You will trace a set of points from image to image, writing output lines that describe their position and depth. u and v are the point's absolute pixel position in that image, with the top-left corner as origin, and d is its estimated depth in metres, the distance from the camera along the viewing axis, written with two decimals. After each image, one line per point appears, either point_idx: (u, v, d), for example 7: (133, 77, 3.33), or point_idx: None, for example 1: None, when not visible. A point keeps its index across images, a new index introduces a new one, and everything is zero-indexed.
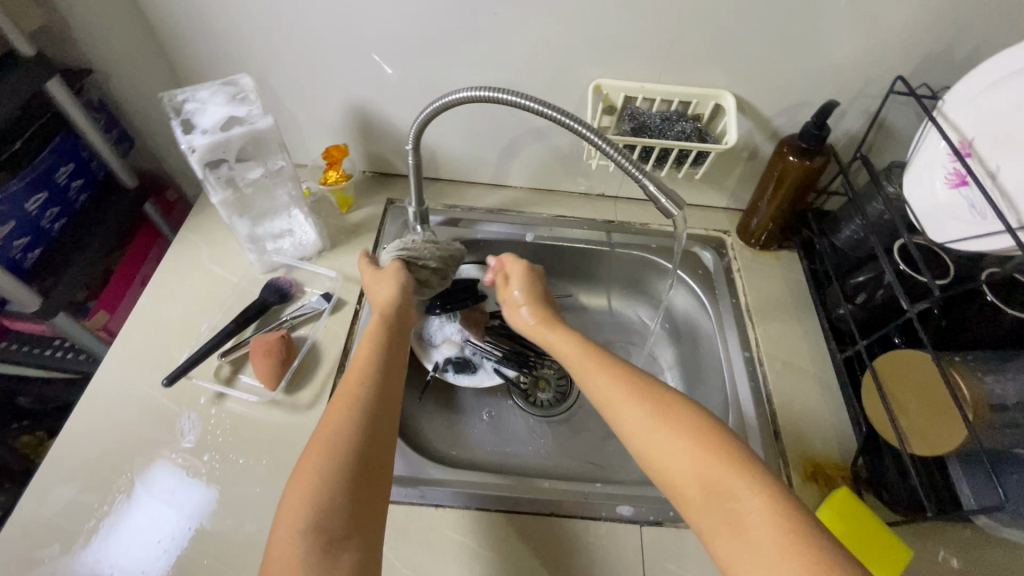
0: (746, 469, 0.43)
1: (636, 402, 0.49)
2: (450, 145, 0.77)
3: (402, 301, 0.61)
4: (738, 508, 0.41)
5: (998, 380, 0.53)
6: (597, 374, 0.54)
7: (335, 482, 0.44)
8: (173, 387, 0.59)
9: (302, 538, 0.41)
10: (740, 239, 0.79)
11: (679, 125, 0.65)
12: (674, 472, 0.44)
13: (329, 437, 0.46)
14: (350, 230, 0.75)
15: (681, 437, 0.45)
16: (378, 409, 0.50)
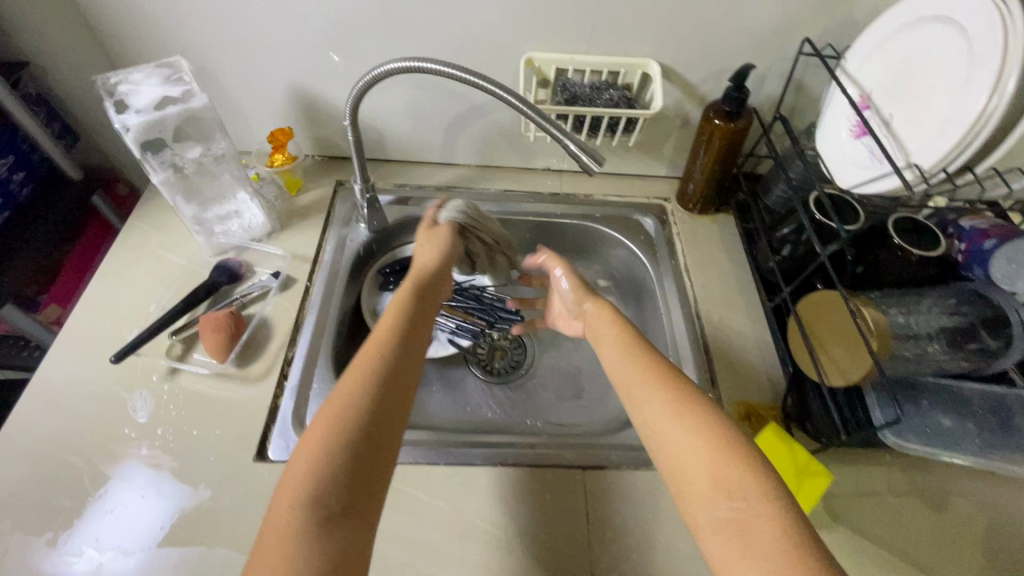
0: (757, 475, 0.41)
1: (660, 389, 0.49)
2: (394, 126, 0.79)
3: (430, 278, 0.61)
4: (742, 513, 0.39)
5: (903, 313, 0.58)
6: (632, 362, 0.52)
7: (332, 461, 0.42)
8: (124, 369, 0.60)
9: (300, 513, 0.40)
10: (679, 206, 0.83)
11: (607, 94, 0.68)
12: (689, 467, 0.44)
13: (336, 412, 0.45)
14: (300, 213, 0.77)
15: (702, 437, 0.44)
16: (394, 391, 0.48)
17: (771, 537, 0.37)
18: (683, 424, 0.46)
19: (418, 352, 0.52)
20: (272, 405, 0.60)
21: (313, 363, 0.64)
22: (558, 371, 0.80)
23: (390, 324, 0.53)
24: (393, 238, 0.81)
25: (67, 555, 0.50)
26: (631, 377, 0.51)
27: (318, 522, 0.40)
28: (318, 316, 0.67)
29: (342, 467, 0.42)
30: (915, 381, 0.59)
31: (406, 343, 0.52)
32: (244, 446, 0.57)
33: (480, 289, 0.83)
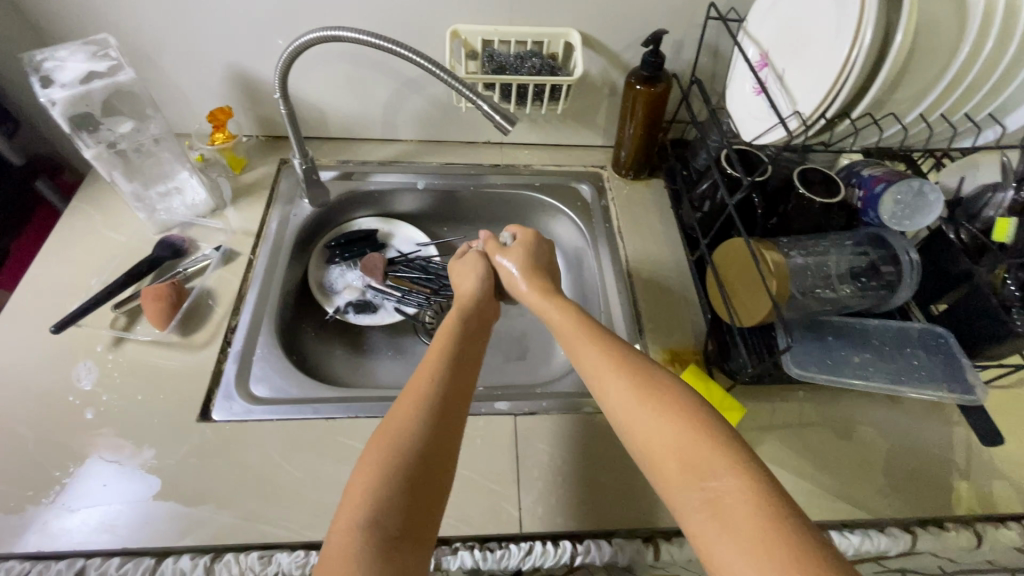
0: (731, 450, 0.41)
1: (628, 378, 0.49)
2: (333, 102, 0.81)
3: (474, 306, 0.65)
4: (715, 487, 0.40)
5: (800, 255, 0.63)
6: (588, 344, 0.54)
7: (388, 479, 0.44)
8: (68, 341, 0.62)
9: (360, 532, 0.40)
10: (615, 172, 0.87)
11: (531, 61, 0.71)
12: (659, 448, 0.44)
13: (393, 434, 0.47)
14: (244, 190, 0.79)
15: (673, 417, 0.44)
16: (449, 419, 0.50)
17: (747, 512, 0.38)
18: (651, 412, 0.45)
19: (469, 379, 0.55)
20: (215, 369, 0.63)
21: (255, 329, 0.66)
22: (504, 334, 0.83)
23: (440, 351, 0.56)
24: (340, 214, 0.85)
25: (14, 512, 0.52)
26: (596, 365, 0.51)
27: (378, 543, 0.40)
28: (261, 287, 0.70)
29: (396, 485, 0.43)
30: (821, 319, 0.64)
31: (456, 370, 0.54)
32: (186, 407, 0.59)
33: (426, 258, 0.85)
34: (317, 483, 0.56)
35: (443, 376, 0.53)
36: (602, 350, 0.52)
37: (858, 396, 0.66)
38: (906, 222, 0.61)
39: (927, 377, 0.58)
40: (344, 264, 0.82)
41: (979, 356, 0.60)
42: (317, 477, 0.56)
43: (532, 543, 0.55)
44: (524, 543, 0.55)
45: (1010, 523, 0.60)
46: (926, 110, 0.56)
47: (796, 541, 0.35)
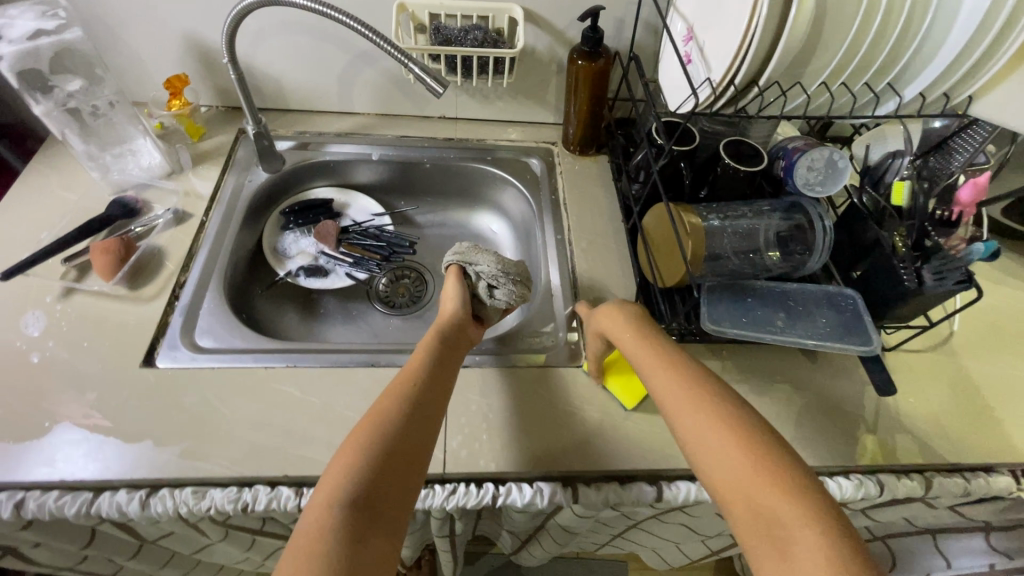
0: (798, 502, 0.42)
1: (705, 400, 0.50)
2: (289, 74, 0.84)
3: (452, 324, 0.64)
4: (784, 535, 0.41)
5: (719, 220, 0.68)
6: (668, 367, 0.54)
7: (369, 479, 0.45)
8: (19, 292, 0.65)
9: (332, 516, 0.42)
10: (565, 148, 0.90)
11: (475, 35, 0.74)
12: (728, 478, 0.45)
13: (378, 432, 0.48)
14: (199, 156, 0.81)
15: (746, 452, 0.45)
16: (426, 414, 0.52)
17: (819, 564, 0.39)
18: (727, 444, 0.46)
19: (441, 381, 0.56)
20: (160, 321, 0.65)
21: (203, 286, 0.69)
22: None
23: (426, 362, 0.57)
24: (296, 183, 0.87)
25: None
26: (674, 383, 0.52)
27: (347, 534, 0.42)
28: (212, 247, 0.72)
29: (374, 484, 0.45)
30: (741, 282, 0.67)
31: (430, 375, 0.56)
32: (130, 354, 0.62)
33: (381, 229, 0.89)
34: (252, 426, 0.58)
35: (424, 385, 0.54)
36: (682, 375, 0.53)
37: (778, 357, 0.70)
38: (818, 188, 0.66)
39: (834, 337, 0.61)
40: (298, 230, 0.85)
41: (885, 316, 0.64)
42: (254, 419, 0.59)
43: (456, 484, 0.58)
44: (448, 484, 0.58)
45: (911, 472, 0.64)
46: (828, 78, 0.59)
47: None
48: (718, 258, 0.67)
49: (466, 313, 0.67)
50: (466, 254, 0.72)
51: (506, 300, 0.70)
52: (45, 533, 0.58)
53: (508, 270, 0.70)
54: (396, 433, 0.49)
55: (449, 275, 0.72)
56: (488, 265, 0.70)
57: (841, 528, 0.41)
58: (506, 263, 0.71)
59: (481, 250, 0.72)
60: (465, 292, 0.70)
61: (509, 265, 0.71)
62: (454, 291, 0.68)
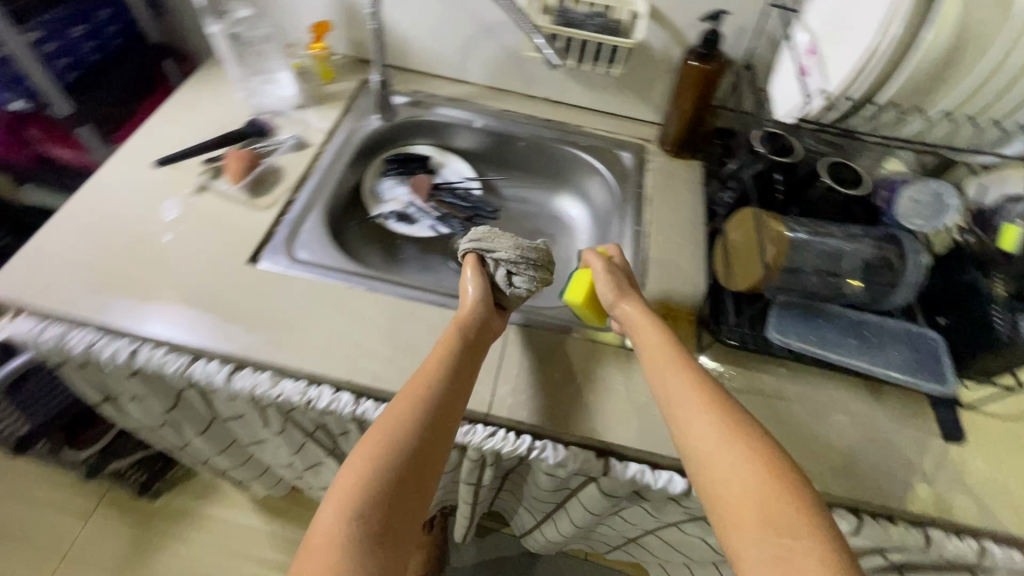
0: (811, 524, 0.41)
1: (717, 421, 0.49)
2: (416, 36, 0.91)
3: (473, 316, 0.61)
4: (797, 557, 0.39)
5: (809, 237, 0.66)
6: (685, 383, 0.52)
7: (383, 484, 0.46)
8: (163, 182, 0.75)
9: (347, 524, 0.43)
10: (659, 147, 0.91)
11: (597, 21, 0.77)
12: (737, 500, 0.44)
13: (393, 435, 0.48)
14: (325, 96, 0.90)
15: (760, 475, 0.44)
16: (439, 423, 0.51)
17: None
18: (739, 465, 0.45)
19: (460, 380, 0.55)
20: (268, 229, 0.73)
21: (308, 207, 0.77)
22: None
23: (445, 356, 0.56)
24: (401, 137, 0.94)
25: (96, 295, 0.65)
26: (689, 403, 0.51)
27: (361, 541, 0.43)
28: (322, 175, 0.80)
29: (387, 492, 0.46)
30: (818, 304, 0.66)
31: (449, 372, 0.55)
32: (240, 251, 0.71)
33: (469, 192, 0.94)
34: (329, 333, 0.65)
35: (440, 381, 0.54)
36: (698, 393, 0.51)
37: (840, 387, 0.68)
38: (918, 222, 0.64)
39: (908, 369, 0.60)
40: (395, 179, 0.92)
41: (969, 365, 0.61)
42: (331, 327, 0.65)
43: (496, 428, 0.62)
44: (487, 426, 0.62)
45: (966, 536, 0.60)
46: (952, 108, 0.60)
47: None
48: (796, 273, 0.66)
49: (488, 305, 0.63)
50: (480, 241, 0.66)
51: (528, 289, 0.65)
52: (144, 384, 0.68)
53: (528, 258, 0.64)
54: (411, 435, 0.49)
55: (465, 264, 0.66)
56: (505, 251, 0.65)
57: (848, 553, 0.40)
58: (523, 250, 0.65)
59: (496, 237, 0.66)
60: (484, 283, 0.64)
61: (526, 250, 0.65)
62: (472, 280, 0.64)
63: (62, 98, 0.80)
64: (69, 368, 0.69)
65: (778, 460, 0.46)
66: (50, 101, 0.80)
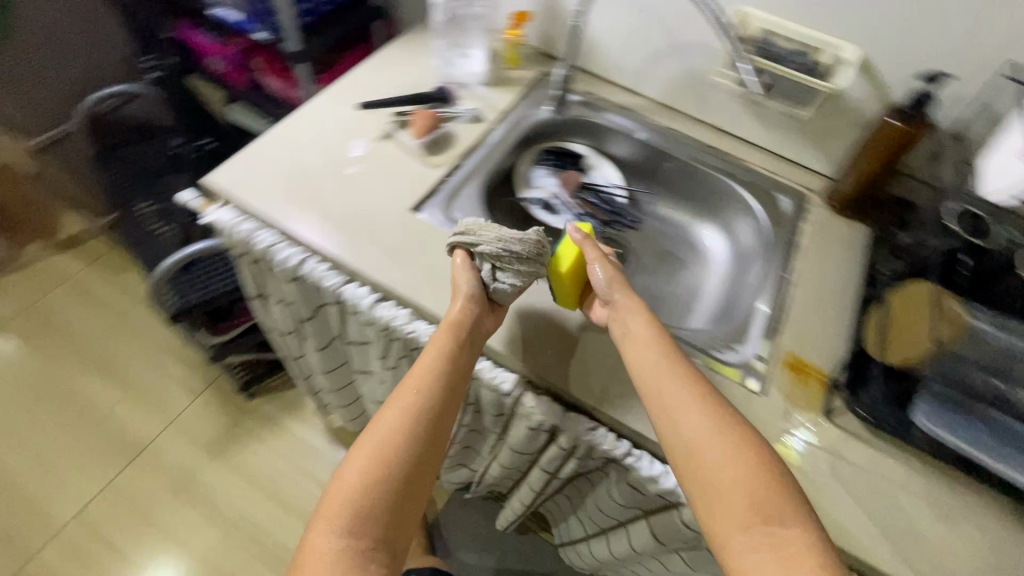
0: (792, 501, 0.47)
1: (705, 412, 0.53)
2: (606, 41, 0.94)
3: (466, 320, 0.63)
4: (780, 532, 0.46)
5: (990, 330, 0.63)
6: (670, 374, 0.56)
7: (372, 501, 0.52)
8: (357, 123, 0.85)
9: (335, 542, 0.50)
10: (824, 200, 0.87)
11: (800, 59, 0.76)
12: (722, 481, 0.49)
13: (385, 450, 0.54)
14: (506, 80, 0.96)
15: (745, 459, 0.50)
16: (429, 437, 0.56)
17: (810, 560, 0.44)
18: (727, 453, 0.50)
19: (450, 388, 0.59)
20: (434, 187, 0.81)
21: (470, 177, 0.84)
22: (642, 286, 0.89)
23: (435, 362, 0.60)
24: (564, 132, 0.98)
25: (288, 205, 0.75)
26: (672, 396, 0.54)
27: (348, 554, 0.49)
28: (486, 151, 0.87)
29: (374, 510, 0.52)
30: (976, 399, 0.61)
31: (438, 380, 0.59)
32: (406, 199, 0.78)
33: (615, 199, 0.95)
34: None
35: (429, 391, 0.58)
36: (684, 384, 0.55)
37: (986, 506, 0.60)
38: None
39: None
40: (549, 169, 0.96)
41: None
42: None
43: (597, 426, 0.67)
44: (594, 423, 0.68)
45: None
46: None
47: None
48: (958, 362, 0.62)
49: (484, 300, 0.65)
50: (463, 236, 0.65)
51: (529, 280, 0.65)
52: (301, 291, 0.78)
53: (509, 250, 0.63)
54: (402, 449, 0.54)
55: (454, 262, 0.66)
56: (489, 245, 0.64)
57: (818, 520, 0.47)
58: (516, 241, 0.64)
59: (484, 228, 0.66)
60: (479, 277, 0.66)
61: (517, 240, 0.64)
62: (461, 277, 0.65)
63: (296, 36, 0.93)
64: (249, 266, 0.81)
65: (760, 445, 0.51)
66: (286, 36, 0.93)
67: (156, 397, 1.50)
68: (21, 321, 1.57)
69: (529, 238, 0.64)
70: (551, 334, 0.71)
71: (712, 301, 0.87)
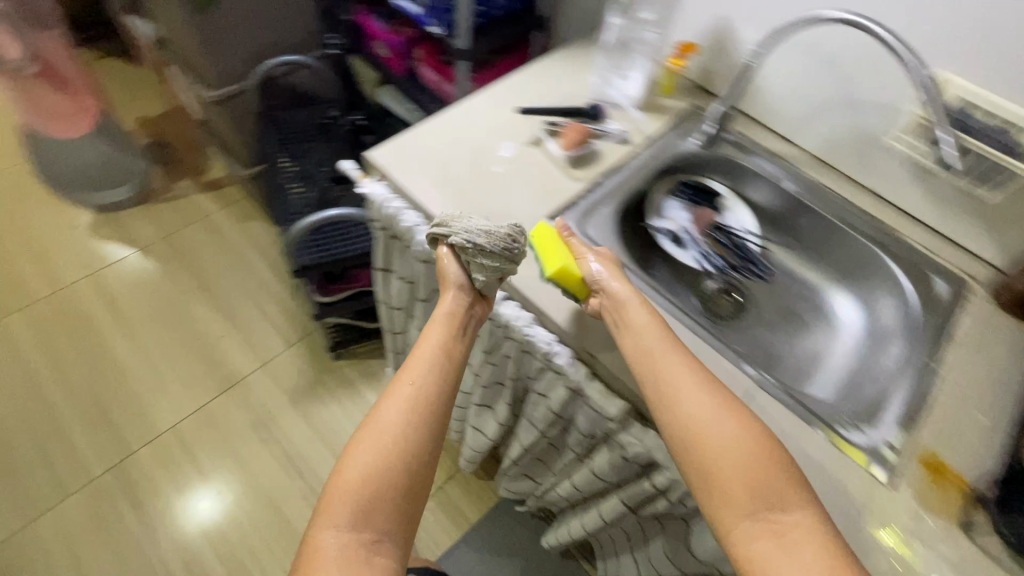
0: (793, 485, 0.54)
1: (709, 411, 0.57)
2: (772, 84, 0.91)
3: (461, 322, 0.70)
4: (783, 517, 0.52)
5: None
6: (676, 369, 0.60)
7: (372, 495, 0.59)
8: (509, 125, 0.88)
9: (339, 538, 0.56)
10: (987, 292, 0.79)
11: (999, 138, 0.69)
12: (731, 475, 0.54)
13: (382, 450, 0.60)
14: (657, 106, 0.96)
15: (751, 451, 0.55)
16: (424, 425, 0.63)
17: (813, 541, 0.51)
18: (736, 448, 0.55)
19: (446, 384, 0.66)
20: (573, 200, 0.82)
21: (608, 198, 0.84)
22: (760, 340, 0.84)
23: (431, 361, 0.66)
24: (705, 167, 0.96)
25: (437, 192, 0.80)
26: (679, 390, 0.59)
27: (351, 547, 0.56)
28: (628, 174, 0.87)
29: (371, 502, 0.58)
30: None
31: (436, 377, 0.65)
32: (546, 206, 0.80)
33: (746, 244, 0.92)
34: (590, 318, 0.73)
35: (425, 391, 0.64)
36: (691, 375, 0.60)
37: None
38: None
39: None
40: (683, 202, 0.94)
41: None
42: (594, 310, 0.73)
43: None
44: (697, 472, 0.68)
45: None
46: None
47: (838, 558, 0.50)
48: None
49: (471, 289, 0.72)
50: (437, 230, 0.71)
51: (494, 272, 0.70)
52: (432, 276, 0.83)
53: (472, 241, 0.68)
54: (401, 447, 0.61)
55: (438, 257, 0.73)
56: (458, 237, 0.69)
57: (811, 496, 0.55)
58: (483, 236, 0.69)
59: (457, 219, 0.71)
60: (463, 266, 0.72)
61: (485, 234, 0.69)
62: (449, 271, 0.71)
63: (467, 33, 0.98)
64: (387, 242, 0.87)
65: (762, 435, 0.57)
66: (458, 32, 0.98)
67: (257, 338, 1.63)
68: (163, 245, 1.77)
69: (495, 233, 0.68)
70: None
71: (839, 371, 0.81)
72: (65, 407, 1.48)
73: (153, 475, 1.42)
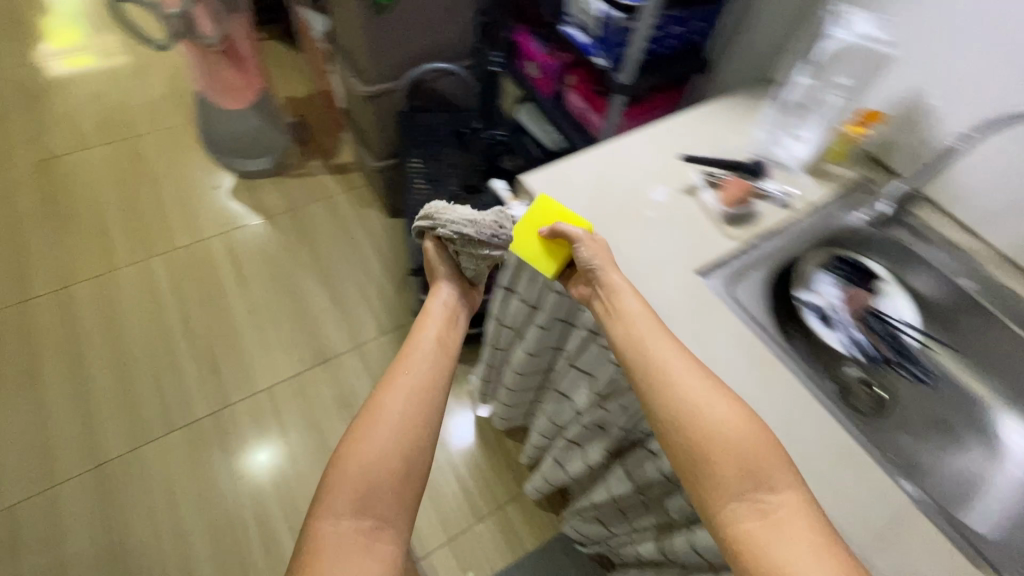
0: (782, 469, 0.58)
1: (693, 399, 0.62)
2: (965, 170, 0.83)
3: (451, 322, 0.86)
4: (772, 499, 0.56)
5: None
6: (665, 356, 0.65)
7: (373, 480, 0.68)
8: (665, 169, 0.86)
9: (342, 525, 0.65)
10: None
11: None
12: (720, 461, 0.58)
13: (382, 441, 0.70)
14: (823, 172, 0.90)
15: (741, 438, 0.59)
16: (418, 412, 0.74)
17: (806, 523, 0.55)
18: (724, 437, 0.59)
19: (440, 372, 0.79)
20: (723, 259, 0.79)
21: (761, 262, 0.80)
22: (906, 447, 0.77)
23: (426, 354, 0.80)
24: (867, 245, 0.88)
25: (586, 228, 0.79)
26: (668, 376, 0.63)
27: (351, 532, 0.65)
28: (785, 242, 0.82)
29: (371, 487, 0.68)
30: None
31: (430, 367, 0.79)
32: (695, 262, 0.78)
33: (903, 338, 0.83)
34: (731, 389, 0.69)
35: (423, 382, 0.77)
36: (677, 363, 0.64)
37: None
38: None
39: None
40: (835, 278, 0.86)
41: None
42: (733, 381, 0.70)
43: None
44: None
45: None
46: None
47: (826, 537, 0.54)
48: None
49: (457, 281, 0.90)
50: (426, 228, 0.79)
51: (481, 261, 0.81)
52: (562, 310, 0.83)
53: (461, 238, 0.77)
54: (398, 433, 0.71)
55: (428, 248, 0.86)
56: (447, 232, 0.77)
57: (797, 478, 0.59)
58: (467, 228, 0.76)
59: (442, 212, 0.78)
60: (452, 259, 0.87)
61: (472, 224, 0.76)
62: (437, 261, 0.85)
63: (632, 71, 0.97)
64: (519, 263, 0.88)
65: (751, 424, 0.61)
66: (624, 68, 0.97)
67: (354, 320, 1.71)
68: (288, 217, 1.91)
69: (480, 224, 0.75)
70: (807, 466, 0.65)
71: (994, 500, 0.75)
72: (183, 349, 1.62)
73: (243, 428, 1.52)
